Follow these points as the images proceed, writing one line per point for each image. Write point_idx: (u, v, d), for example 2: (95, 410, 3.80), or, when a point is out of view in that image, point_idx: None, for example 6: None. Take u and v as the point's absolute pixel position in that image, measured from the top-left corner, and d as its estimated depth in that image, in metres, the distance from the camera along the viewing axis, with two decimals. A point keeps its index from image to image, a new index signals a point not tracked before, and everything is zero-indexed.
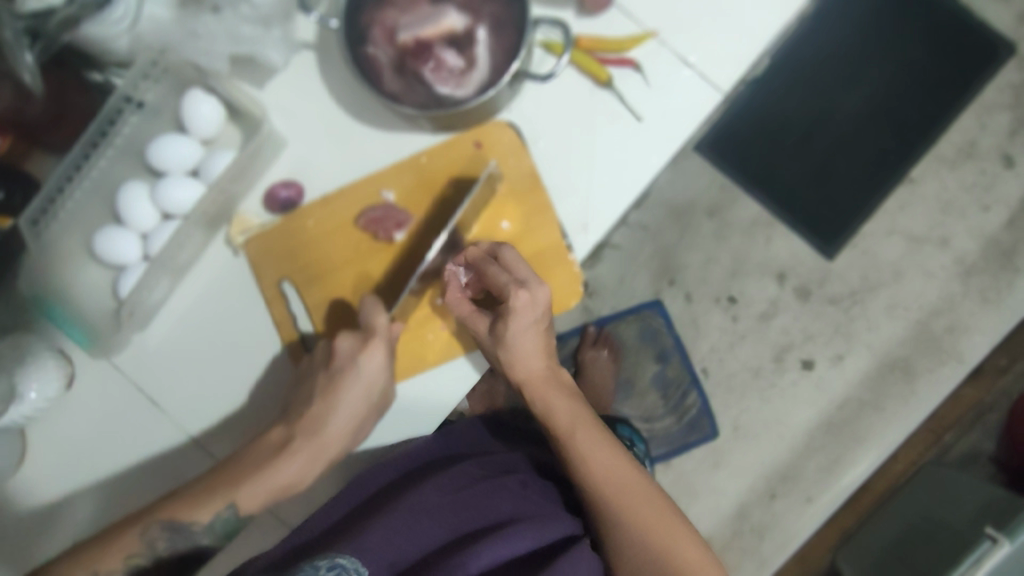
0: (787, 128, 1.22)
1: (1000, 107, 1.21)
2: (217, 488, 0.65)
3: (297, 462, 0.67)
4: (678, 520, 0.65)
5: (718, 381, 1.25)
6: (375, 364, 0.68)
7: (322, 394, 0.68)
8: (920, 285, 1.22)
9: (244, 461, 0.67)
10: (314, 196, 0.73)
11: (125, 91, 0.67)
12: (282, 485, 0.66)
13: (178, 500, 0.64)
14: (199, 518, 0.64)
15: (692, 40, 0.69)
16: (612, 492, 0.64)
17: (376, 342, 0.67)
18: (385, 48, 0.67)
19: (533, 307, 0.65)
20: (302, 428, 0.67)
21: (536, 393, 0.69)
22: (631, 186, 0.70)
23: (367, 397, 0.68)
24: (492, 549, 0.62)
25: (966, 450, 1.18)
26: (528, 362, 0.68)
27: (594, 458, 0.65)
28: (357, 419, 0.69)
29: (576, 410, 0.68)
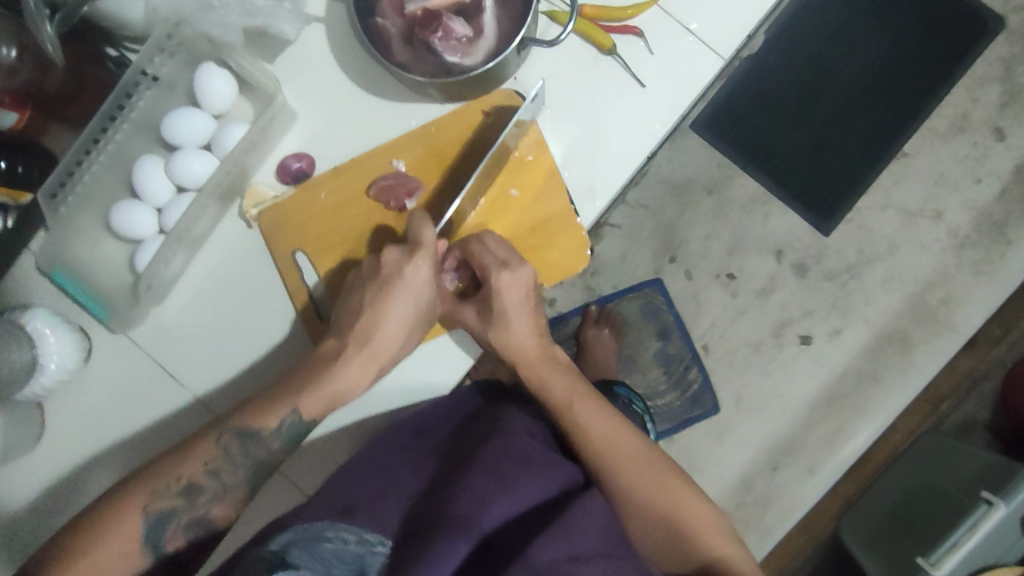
0: (782, 105, 1.23)
1: (990, 80, 1.23)
2: (279, 397, 0.66)
3: (348, 373, 0.68)
4: (678, 479, 0.67)
5: (719, 356, 1.27)
6: (421, 275, 0.69)
7: (371, 306, 0.69)
8: (915, 258, 1.24)
9: (303, 374, 0.68)
10: (325, 167, 0.75)
11: (141, 64, 0.70)
12: (338, 394, 0.68)
13: (246, 411, 0.66)
14: (267, 425, 0.65)
15: (692, 7, 0.71)
16: (612, 456, 0.67)
17: (423, 255, 0.69)
18: (395, 18, 0.69)
19: (518, 284, 0.71)
20: (355, 339, 0.69)
21: (531, 371, 0.72)
22: (637, 152, 0.72)
23: (415, 307, 0.70)
24: (509, 501, 0.62)
25: (961, 420, 1.21)
26: (520, 339, 0.72)
27: (593, 430, 0.68)
28: (407, 330, 0.70)
29: (570, 382, 0.72)
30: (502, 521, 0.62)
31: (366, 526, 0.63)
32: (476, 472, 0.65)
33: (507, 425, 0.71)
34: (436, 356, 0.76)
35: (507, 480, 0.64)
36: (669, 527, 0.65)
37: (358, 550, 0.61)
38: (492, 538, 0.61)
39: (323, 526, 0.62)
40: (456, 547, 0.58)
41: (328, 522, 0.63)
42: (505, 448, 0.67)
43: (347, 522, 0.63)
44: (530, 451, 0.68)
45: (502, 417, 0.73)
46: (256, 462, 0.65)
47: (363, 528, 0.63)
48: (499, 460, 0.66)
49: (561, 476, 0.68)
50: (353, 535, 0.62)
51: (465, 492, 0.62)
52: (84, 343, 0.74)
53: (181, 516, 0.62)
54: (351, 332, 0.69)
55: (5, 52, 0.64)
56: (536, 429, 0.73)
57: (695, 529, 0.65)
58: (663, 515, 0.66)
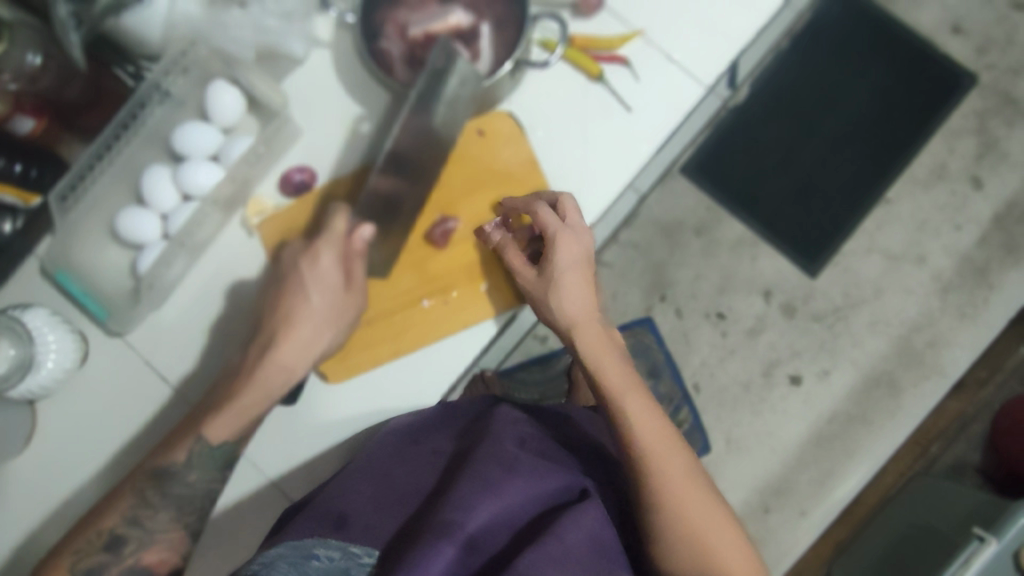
0: (766, 151, 1.24)
1: (966, 132, 1.24)
2: (187, 430, 0.69)
3: (257, 375, 0.70)
4: (713, 494, 0.60)
5: (709, 396, 1.24)
6: (329, 261, 0.74)
7: (283, 308, 0.73)
8: (900, 301, 1.23)
9: (213, 403, 0.71)
10: (325, 180, 0.79)
11: (155, 80, 0.73)
12: (241, 412, 0.69)
13: (160, 449, 0.68)
14: (176, 458, 0.67)
15: (674, 40, 0.76)
16: (655, 456, 0.59)
17: (325, 245, 0.73)
18: (396, 41, 0.73)
19: (576, 245, 0.66)
20: (260, 345, 0.72)
21: (587, 341, 0.65)
22: (623, 171, 0.76)
23: (326, 299, 0.73)
24: (490, 503, 0.59)
25: (953, 461, 1.18)
26: (571, 305, 0.66)
27: (641, 420, 0.61)
28: (314, 330, 0.73)
29: (626, 367, 0.64)
30: (487, 524, 0.59)
31: (357, 539, 0.59)
32: (463, 479, 0.61)
33: (499, 428, 0.68)
34: (423, 365, 0.77)
35: (490, 483, 0.61)
36: (696, 544, 0.56)
37: (344, 564, 0.56)
38: (478, 542, 0.58)
39: (313, 543, 0.57)
40: (440, 549, 0.54)
41: (317, 538, 0.58)
42: (495, 452, 0.64)
43: (337, 538, 0.59)
44: (520, 456, 0.64)
45: (496, 421, 0.69)
46: (177, 500, 0.67)
47: (354, 542, 0.59)
48: (486, 465, 0.62)
49: (551, 482, 0.64)
50: (338, 552, 0.57)
51: (451, 499, 0.59)
52: (82, 349, 0.75)
53: (111, 568, 0.65)
54: (266, 342, 0.72)
55: (30, 59, 0.67)
56: (528, 435, 0.68)
57: (723, 552, 0.57)
58: (692, 532, 0.57)
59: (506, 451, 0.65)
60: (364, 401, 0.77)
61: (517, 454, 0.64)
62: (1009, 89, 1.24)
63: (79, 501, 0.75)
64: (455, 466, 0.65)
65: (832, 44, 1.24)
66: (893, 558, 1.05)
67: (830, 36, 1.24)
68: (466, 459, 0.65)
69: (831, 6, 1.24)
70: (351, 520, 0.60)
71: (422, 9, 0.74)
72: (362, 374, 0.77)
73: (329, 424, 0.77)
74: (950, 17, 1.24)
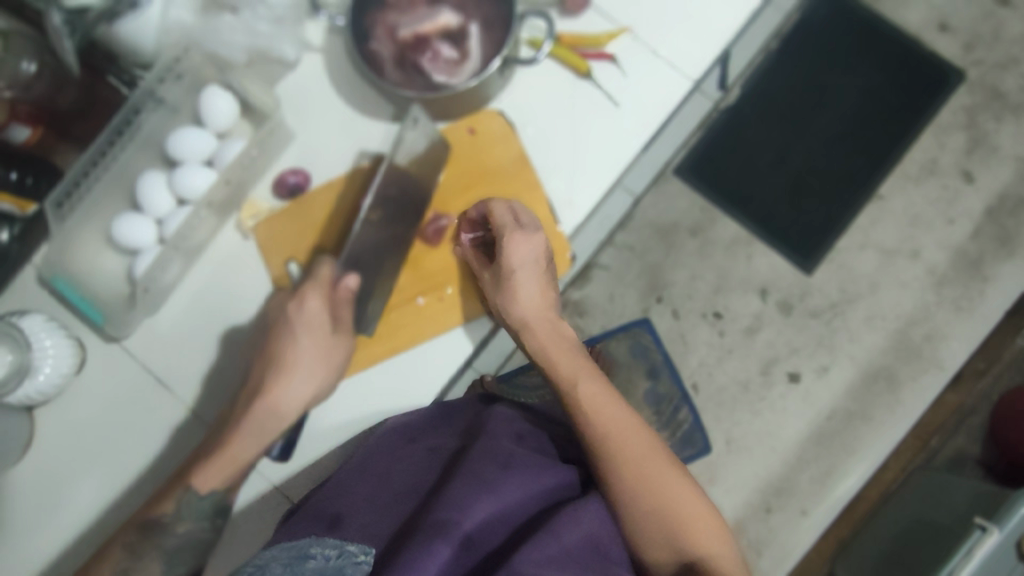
0: (758, 150, 1.25)
1: (955, 127, 1.25)
2: (180, 479, 0.66)
3: (243, 431, 0.69)
4: (677, 471, 0.62)
5: (709, 396, 1.24)
6: (314, 309, 0.72)
7: (274, 357, 0.72)
8: (896, 295, 1.23)
9: (208, 450, 0.69)
10: (319, 182, 0.79)
11: (149, 87, 0.73)
12: (231, 460, 0.67)
13: (151, 501, 0.65)
14: (164, 511, 0.64)
15: (661, 37, 0.77)
16: (610, 443, 0.62)
17: (314, 289, 0.72)
18: (387, 43, 0.74)
19: (530, 249, 0.68)
20: (250, 395, 0.71)
21: (539, 340, 0.68)
22: (613, 166, 0.77)
23: (315, 345, 0.72)
24: (485, 502, 0.59)
25: (952, 454, 1.18)
26: (526, 307, 0.69)
27: (598, 409, 0.63)
28: (308, 380, 0.71)
29: (578, 356, 0.68)
30: (483, 523, 0.59)
31: (353, 538, 0.59)
32: (458, 478, 0.61)
33: (495, 425, 0.68)
34: (421, 362, 0.78)
35: (485, 481, 0.61)
36: (667, 525, 0.59)
37: (339, 563, 0.56)
38: (473, 540, 0.58)
39: (308, 543, 0.57)
40: (435, 549, 0.55)
41: (313, 537, 0.58)
42: (491, 449, 0.64)
43: (332, 537, 0.59)
44: (516, 453, 0.64)
45: (492, 417, 0.69)
46: (168, 553, 0.62)
47: (349, 539, 0.59)
48: (482, 464, 0.62)
49: (548, 480, 0.64)
50: (334, 550, 0.56)
51: (447, 498, 0.59)
52: (79, 355, 0.75)
53: None
54: (256, 389, 0.71)
55: (26, 66, 0.68)
56: (524, 430, 0.69)
57: (695, 532, 0.59)
58: (662, 511, 0.59)
59: (501, 448, 0.65)
60: (362, 399, 0.77)
61: (511, 452, 0.64)
62: (996, 84, 1.25)
63: (80, 509, 0.75)
64: (451, 462, 0.66)
65: (820, 42, 1.26)
66: (896, 553, 1.05)
67: (817, 34, 1.26)
68: (462, 456, 0.65)
69: (817, 6, 1.26)
70: (346, 520, 0.61)
71: (412, 11, 0.75)
72: (359, 373, 0.77)
73: (326, 424, 0.77)
74: (936, 14, 1.26)
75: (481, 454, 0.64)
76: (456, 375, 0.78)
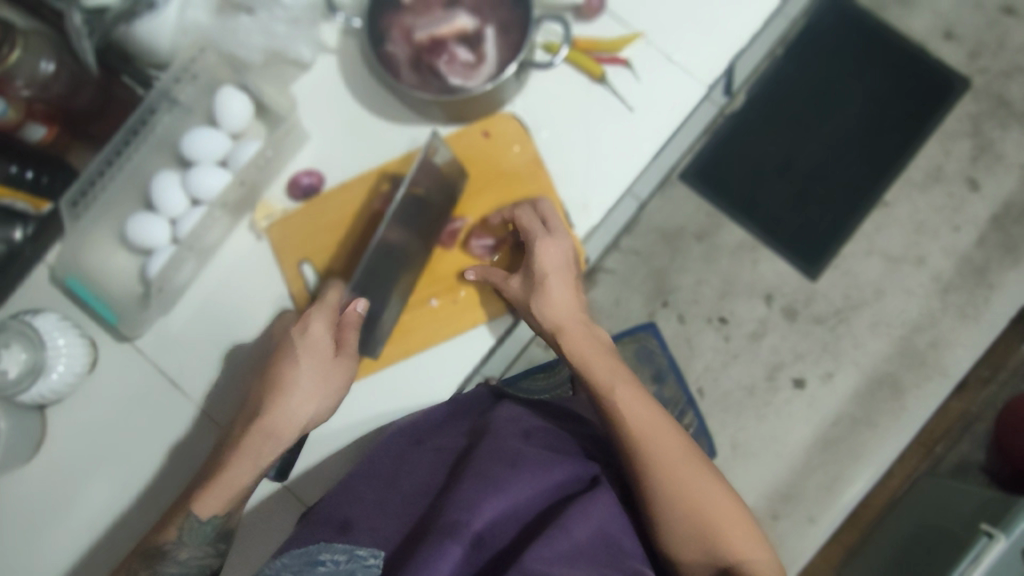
0: (765, 155, 1.25)
1: (961, 135, 1.25)
2: (180, 503, 0.63)
3: (239, 456, 0.63)
4: (710, 475, 0.61)
5: (714, 401, 1.24)
6: (315, 330, 0.67)
7: (273, 378, 0.66)
8: (901, 302, 1.24)
9: (207, 473, 0.64)
10: (332, 183, 0.80)
11: (164, 87, 0.73)
12: (229, 485, 0.62)
13: (154, 529, 0.62)
14: (167, 538, 0.61)
15: (675, 41, 0.78)
16: (640, 438, 0.62)
17: (316, 314, 0.67)
18: (402, 45, 0.74)
19: (559, 252, 0.72)
20: (248, 419, 0.66)
21: (571, 343, 0.70)
22: (626, 169, 0.77)
23: (316, 368, 0.66)
24: (495, 501, 0.59)
25: (957, 461, 1.17)
26: (558, 311, 0.71)
27: (633, 411, 0.64)
28: (309, 404, 0.65)
29: (610, 361, 0.68)
30: (494, 521, 0.59)
31: (364, 542, 0.59)
32: (467, 479, 0.61)
33: (501, 425, 0.68)
34: (433, 364, 0.78)
35: (494, 480, 0.61)
36: (697, 521, 0.58)
37: (349, 567, 0.57)
38: (484, 538, 0.59)
39: (318, 549, 0.58)
40: (447, 550, 0.55)
41: (323, 543, 0.58)
42: (498, 448, 0.64)
43: (343, 541, 0.59)
44: (524, 451, 0.64)
45: (498, 418, 0.69)
46: None
47: (359, 544, 0.59)
48: (489, 463, 0.62)
49: (558, 474, 0.64)
50: (343, 555, 0.58)
51: (455, 499, 0.59)
52: (92, 354, 0.76)
53: None
54: (255, 411, 0.65)
55: (44, 66, 0.68)
56: (532, 427, 0.69)
57: (727, 531, 0.58)
58: (696, 508, 0.59)
59: (509, 446, 0.65)
60: (372, 402, 0.77)
61: (520, 450, 0.64)
62: (1001, 92, 1.25)
63: (92, 508, 0.75)
64: (458, 463, 0.66)
65: (827, 49, 1.26)
66: (902, 557, 1.05)
67: (824, 41, 1.26)
68: (468, 458, 0.65)
69: (825, 13, 1.27)
70: (355, 524, 0.61)
71: (427, 14, 0.75)
72: (371, 376, 0.77)
73: (340, 427, 0.77)
74: (942, 22, 1.26)
75: (494, 454, 0.63)
76: (467, 377, 0.78)
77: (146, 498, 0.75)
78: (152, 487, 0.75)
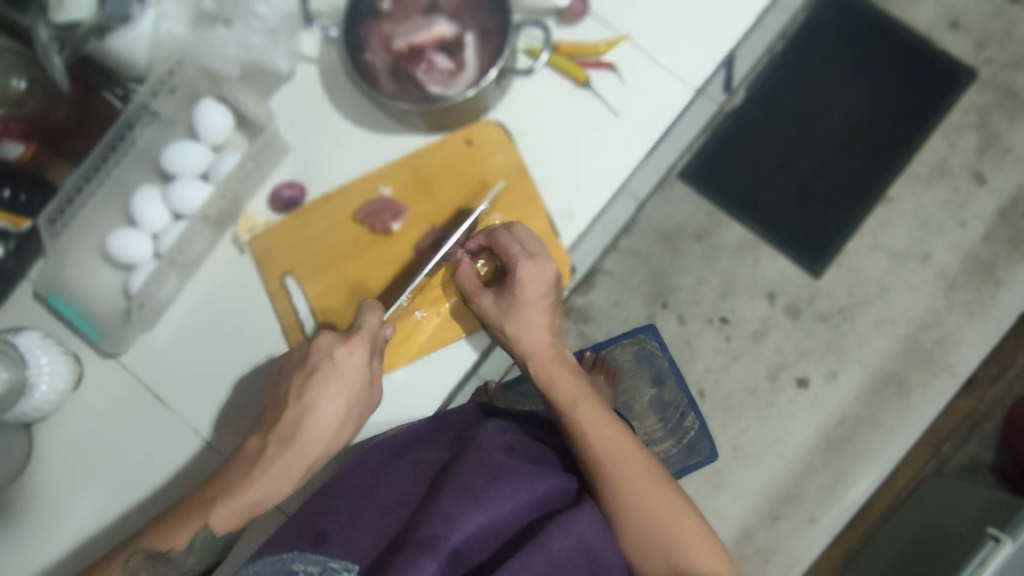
0: (764, 152, 1.23)
1: (966, 128, 1.22)
2: (191, 509, 0.61)
3: (268, 474, 0.62)
4: (679, 496, 0.62)
5: (715, 402, 1.22)
6: (353, 358, 0.65)
7: (305, 395, 0.64)
8: (906, 299, 1.21)
9: (221, 480, 0.62)
10: (314, 195, 0.79)
11: (142, 100, 0.73)
12: (252, 502, 0.61)
13: (159, 525, 0.60)
14: (176, 544, 0.59)
15: (662, 44, 0.76)
16: (611, 463, 0.62)
17: (359, 340, 0.65)
18: (382, 54, 0.73)
19: (541, 279, 0.69)
20: (277, 436, 0.64)
21: (543, 369, 0.69)
22: (613, 176, 0.75)
23: (350, 395, 0.65)
24: (473, 517, 0.58)
25: (965, 461, 1.15)
26: (532, 335, 0.69)
27: (598, 434, 0.64)
28: (338, 425, 0.65)
29: (578, 382, 0.68)
30: (473, 536, 0.58)
31: (336, 554, 0.58)
32: (446, 490, 0.60)
33: (484, 438, 0.67)
34: (418, 379, 0.76)
35: (473, 494, 0.60)
36: (667, 545, 0.59)
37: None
38: (461, 554, 0.58)
39: (292, 557, 0.57)
40: (421, 566, 0.54)
41: (296, 553, 0.58)
42: (481, 461, 0.63)
43: (316, 552, 0.58)
44: (505, 463, 0.63)
45: (482, 431, 0.68)
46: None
47: (331, 556, 0.58)
48: (471, 477, 0.61)
49: (539, 488, 0.63)
50: (316, 566, 0.56)
51: (434, 512, 0.58)
52: (76, 370, 0.75)
53: None
54: (284, 428, 0.64)
55: (16, 83, 0.68)
56: (515, 441, 0.68)
57: (698, 554, 0.59)
58: (663, 534, 0.60)
59: (491, 458, 0.64)
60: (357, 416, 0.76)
61: (502, 464, 0.63)
62: (1009, 83, 1.22)
63: (78, 524, 0.74)
64: (439, 476, 0.65)
65: (825, 42, 1.23)
66: (905, 560, 1.03)
67: (821, 34, 1.24)
68: (450, 470, 0.64)
69: (824, 7, 1.24)
70: (329, 537, 0.60)
71: (406, 21, 0.73)
72: None
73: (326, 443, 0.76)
74: (947, 13, 1.23)
75: (474, 469, 0.62)
76: (453, 388, 0.76)
77: (132, 514, 0.74)
78: (136, 501, 0.75)
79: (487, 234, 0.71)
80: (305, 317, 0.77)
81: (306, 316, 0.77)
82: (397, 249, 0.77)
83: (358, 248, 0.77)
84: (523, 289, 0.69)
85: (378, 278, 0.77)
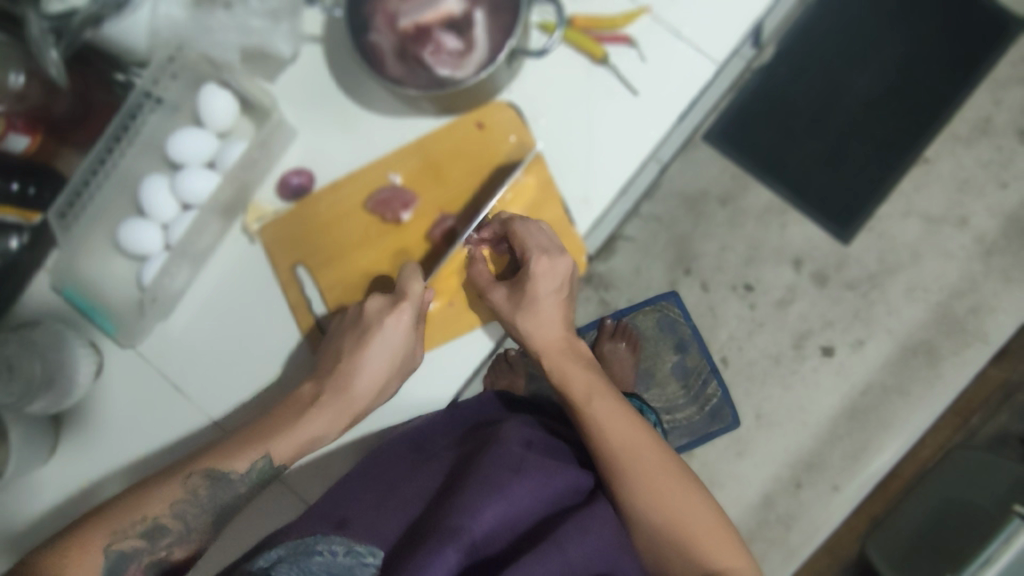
0: (794, 113, 1.17)
1: (1013, 83, 1.15)
2: (247, 440, 0.60)
3: (316, 418, 0.62)
4: (695, 491, 0.60)
5: (738, 370, 1.20)
6: (402, 323, 0.65)
7: (355, 347, 0.65)
8: (940, 265, 1.16)
9: (273, 417, 0.62)
10: (324, 182, 0.77)
11: (144, 87, 0.71)
12: (309, 440, 0.61)
13: (213, 452, 0.60)
14: (236, 468, 0.59)
15: (683, 15, 0.71)
16: (624, 457, 0.60)
17: (406, 305, 0.65)
18: (387, 34, 0.69)
19: (555, 275, 0.68)
20: (332, 385, 0.64)
21: (554, 363, 0.67)
22: (631, 157, 0.72)
23: (398, 346, 0.65)
24: (494, 511, 0.58)
25: (993, 432, 1.10)
26: (543, 329, 0.68)
27: (611, 429, 0.62)
28: (385, 379, 0.65)
29: (591, 375, 0.66)
30: (493, 528, 0.58)
31: (359, 537, 0.58)
32: (468, 484, 0.60)
33: (507, 432, 0.66)
34: (433, 371, 0.75)
35: (493, 486, 0.59)
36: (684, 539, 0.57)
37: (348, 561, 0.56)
38: (479, 547, 0.57)
39: (314, 540, 0.57)
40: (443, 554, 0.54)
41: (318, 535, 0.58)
42: (501, 457, 0.62)
43: (339, 534, 0.58)
44: (527, 458, 0.63)
45: (502, 427, 0.68)
46: (220, 505, 0.59)
47: (354, 539, 0.58)
48: (493, 471, 0.61)
49: (558, 484, 0.63)
50: (341, 546, 0.57)
51: (457, 503, 0.58)
52: (98, 359, 0.76)
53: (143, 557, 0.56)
54: (337, 376, 0.64)
55: (14, 78, 0.67)
56: (534, 437, 0.67)
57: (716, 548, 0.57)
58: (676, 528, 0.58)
59: (511, 451, 0.63)
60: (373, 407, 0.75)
61: (521, 458, 0.62)
62: None
63: None
64: (457, 469, 0.64)
65: None
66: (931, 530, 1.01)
67: None
68: (470, 464, 0.63)
69: None
70: (350, 522, 0.60)
71: None
72: None
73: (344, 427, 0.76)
74: None
75: (495, 463, 0.62)
76: (467, 378, 0.76)
77: None
78: None
79: (498, 228, 0.69)
80: (318, 310, 0.76)
81: (320, 309, 0.76)
82: (409, 238, 0.75)
83: (370, 238, 0.75)
84: (535, 282, 0.67)
85: (390, 266, 0.75)
